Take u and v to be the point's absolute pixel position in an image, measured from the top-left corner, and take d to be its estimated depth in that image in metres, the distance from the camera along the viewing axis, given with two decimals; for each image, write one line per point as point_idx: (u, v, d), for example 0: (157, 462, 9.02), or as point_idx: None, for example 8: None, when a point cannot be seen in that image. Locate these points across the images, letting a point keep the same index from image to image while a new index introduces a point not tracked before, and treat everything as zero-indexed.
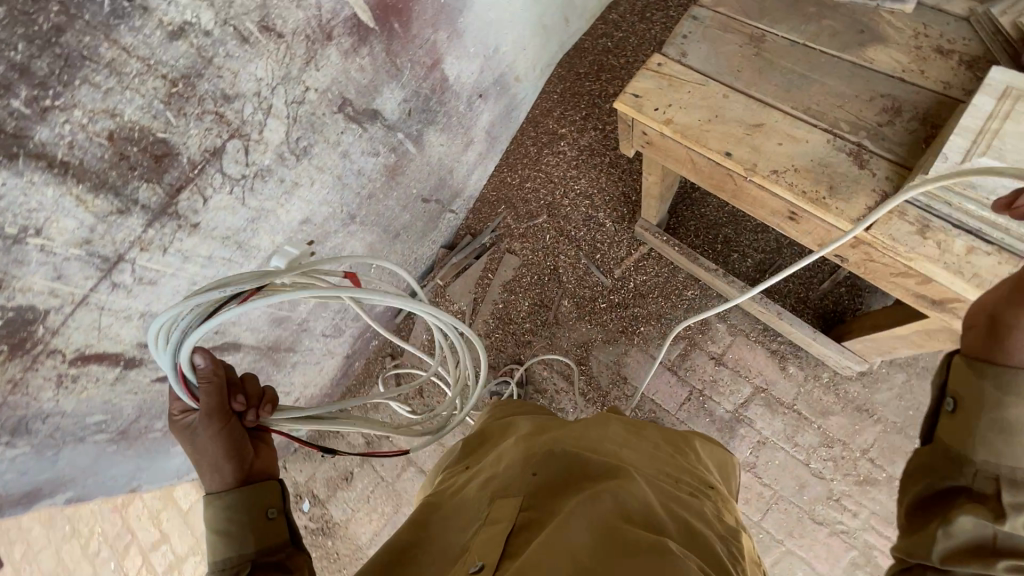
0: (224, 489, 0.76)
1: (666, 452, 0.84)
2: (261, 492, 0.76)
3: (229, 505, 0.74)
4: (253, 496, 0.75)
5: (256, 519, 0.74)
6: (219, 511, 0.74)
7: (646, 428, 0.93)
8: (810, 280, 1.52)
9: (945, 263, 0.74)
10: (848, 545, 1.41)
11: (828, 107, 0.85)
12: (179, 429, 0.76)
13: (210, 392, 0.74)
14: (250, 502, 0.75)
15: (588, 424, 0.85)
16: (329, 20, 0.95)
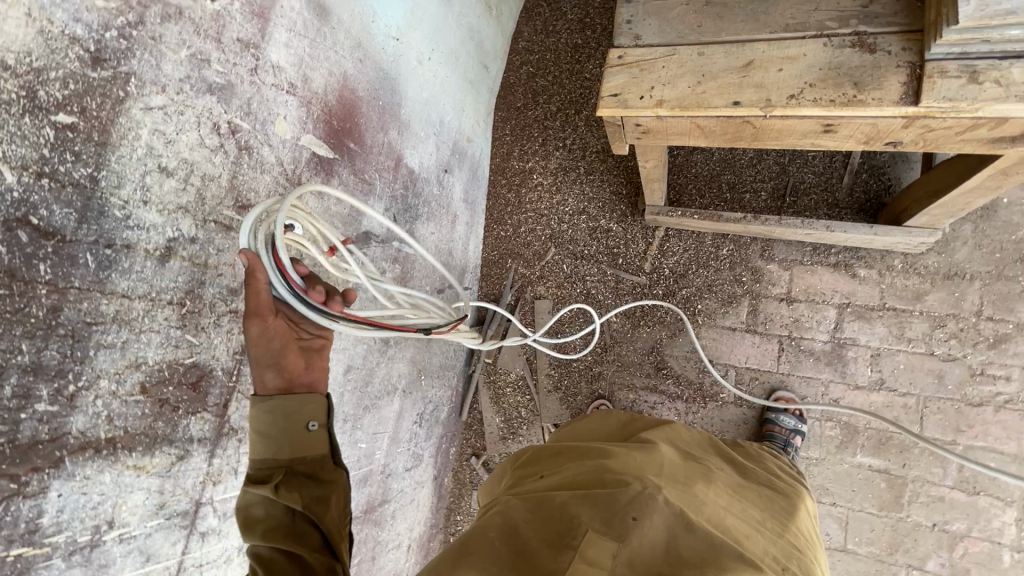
0: (267, 391, 0.69)
1: (778, 537, 0.78)
2: (303, 403, 0.69)
3: (269, 410, 0.68)
4: (292, 408, 0.69)
5: (294, 431, 0.68)
6: (259, 413, 0.67)
7: (754, 494, 0.88)
8: (830, 182, 1.48)
9: (1017, 95, 0.69)
10: (1021, 412, 1.32)
11: (805, 15, 0.82)
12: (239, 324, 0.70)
13: (255, 290, 0.67)
14: (289, 412, 0.68)
15: (699, 482, 0.82)
16: (294, 170, 0.91)
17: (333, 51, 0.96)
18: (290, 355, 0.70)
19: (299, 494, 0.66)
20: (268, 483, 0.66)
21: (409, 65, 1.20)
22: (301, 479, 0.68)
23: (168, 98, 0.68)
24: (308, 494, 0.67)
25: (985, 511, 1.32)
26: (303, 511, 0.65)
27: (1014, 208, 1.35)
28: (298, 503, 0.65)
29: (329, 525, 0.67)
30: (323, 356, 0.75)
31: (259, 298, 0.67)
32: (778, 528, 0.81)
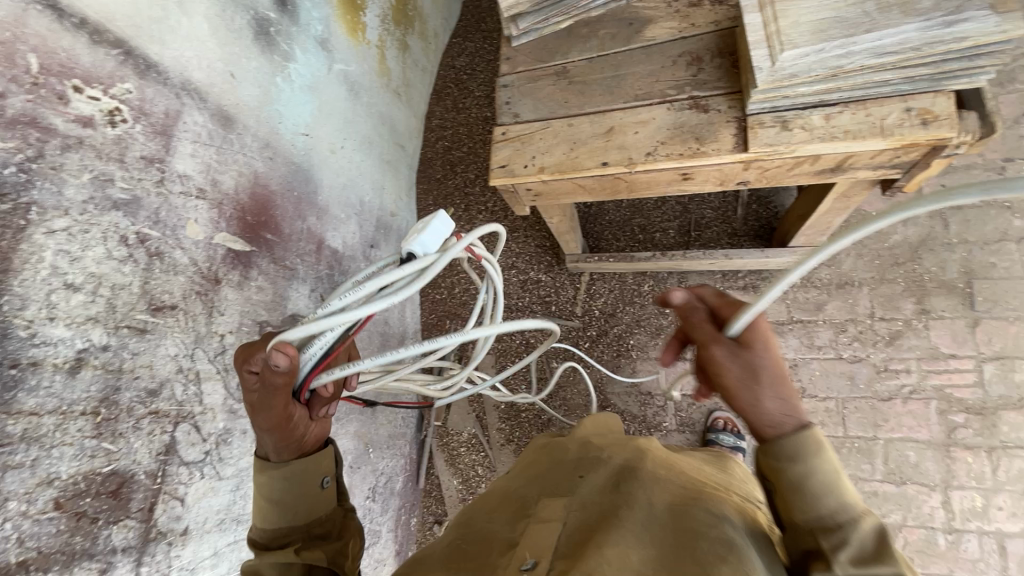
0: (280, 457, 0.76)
1: (720, 475, 0.83)
2: (318, 460, 0.78)
3: (286, 476, 0.75)
4: (308, 469, 0.77)
5: (312, 489, 0.77)
6: (278, 481, 0.75)
7: (696, 456, 0.95)
8: (726, 214, 1.63)
9: (819, 136, 0.83)
10: (926, 400, 1.43)
11: (649, 86, 0.96)
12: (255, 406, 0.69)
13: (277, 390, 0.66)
14: (304, 477, 0.76)
15: (644, 442, 0.86)
16: (210, 267, 0.96)
17: (241, 153, 1.04)
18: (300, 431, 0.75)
19: (320, 550, 0.73)
20: (289, 546, 0.72)
21: (322, 156, 1.30)
22: (317, 538, 0.74)
23: (72, 219, 0.73)
24: (328, 549, 0.74)
25: (914, 499, 1.39)
26: (328, 564, 0.72)
27: (881, 219, 1.53)
28: (322, 559, 0.72)
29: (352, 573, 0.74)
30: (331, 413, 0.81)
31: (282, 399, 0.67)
32: (721, 474, 0.85)
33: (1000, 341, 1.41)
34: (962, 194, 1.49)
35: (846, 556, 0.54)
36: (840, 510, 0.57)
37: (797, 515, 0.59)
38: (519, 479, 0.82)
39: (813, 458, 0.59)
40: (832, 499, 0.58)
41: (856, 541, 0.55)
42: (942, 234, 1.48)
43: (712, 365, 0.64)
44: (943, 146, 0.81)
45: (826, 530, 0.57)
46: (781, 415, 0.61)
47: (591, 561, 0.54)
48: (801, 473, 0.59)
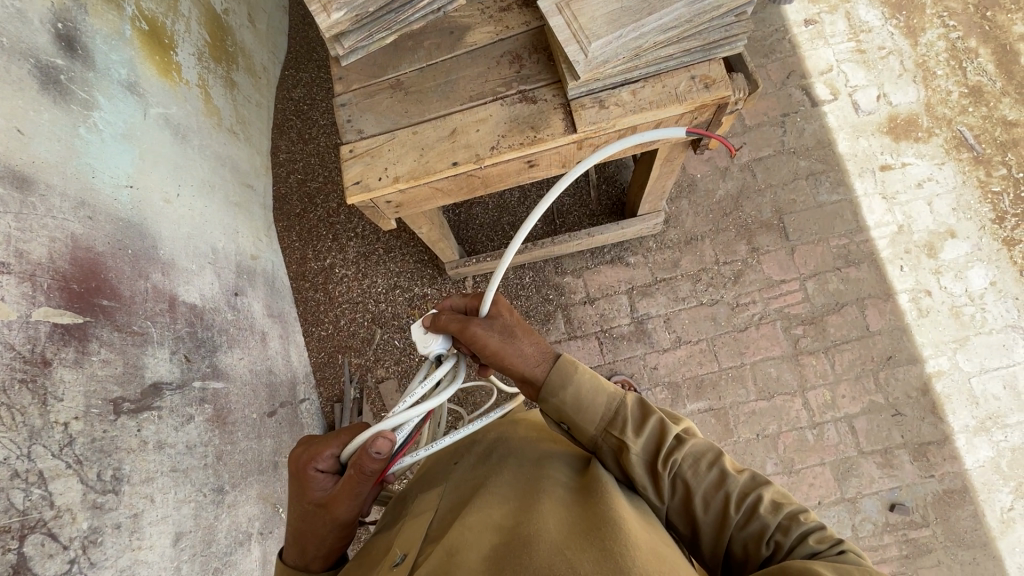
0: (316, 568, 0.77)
1: None
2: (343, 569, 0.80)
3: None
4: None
5: None
6: None
7: None
8: (583, 197, 1.77)
9: (632, 110, 0.95)
10: (773, 322, 1.68)
11: (481, 86, 1.03)
12: (331, 507, 0.72)
13: (362, 481, 0.71)
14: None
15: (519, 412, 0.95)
16: (34, 349, 0.83)
17: (49, 216, 0.92)
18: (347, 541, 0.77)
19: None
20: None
21: (156, 207, 1.19)
22: None
23: None
24: None
25: (783, 407, 1.62)
26: None
27: (706, 179, 1.77)
28: None
29: None
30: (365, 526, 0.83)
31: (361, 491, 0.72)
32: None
33: (813, 261, 1.70)
34: (759, 148, 1.78)
35: (632, 430, 0.71)
36: (613, 400, 0.73)
37: (588, 428, 0.73)
38: (412, 487, 0.86)
39: (575, 373, 0.76)
40: (605, 394, 0.74)
41: (631, 415, 0.72)
42: (753, 183, 1.76)
43: (476, 342, 0.78)
44: (725, 103, 0.97)
45: (610, 422, 0.72)
46: (541, 354, 0.79)
47: (450, 537, 0.59)
48: (574, 394, 0.74)
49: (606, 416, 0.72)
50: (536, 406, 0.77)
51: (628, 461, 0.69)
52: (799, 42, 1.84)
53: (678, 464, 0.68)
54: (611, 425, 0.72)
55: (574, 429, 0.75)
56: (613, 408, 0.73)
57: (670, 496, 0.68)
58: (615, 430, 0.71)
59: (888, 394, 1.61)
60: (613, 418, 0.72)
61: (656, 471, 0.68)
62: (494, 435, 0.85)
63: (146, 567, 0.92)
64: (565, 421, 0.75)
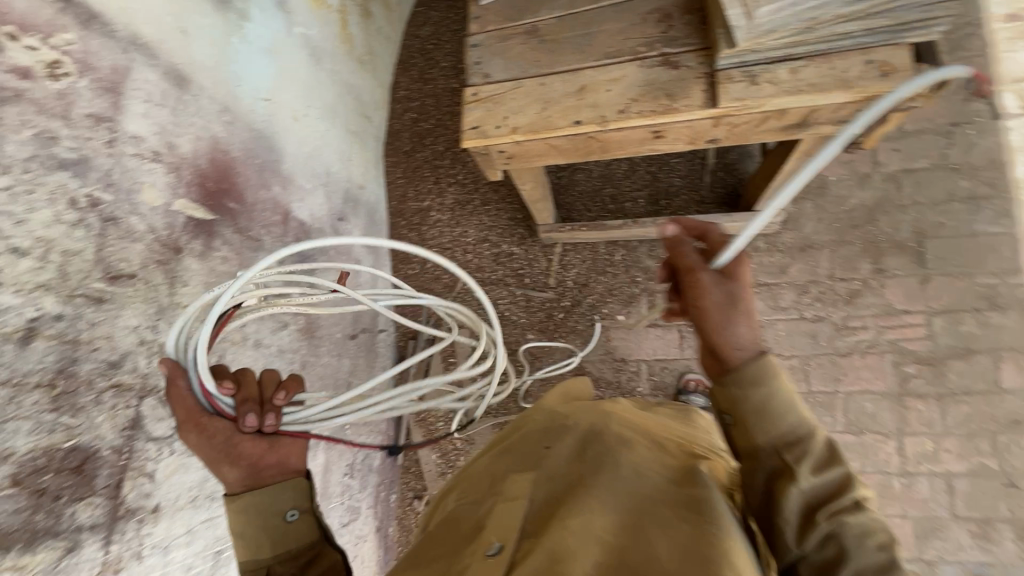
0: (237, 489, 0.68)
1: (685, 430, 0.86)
2: (282, 491, 0.68)
3: (245, 506, 0.67)
4: (265, 500, 0.67)
5: (276, 521, 0.67)
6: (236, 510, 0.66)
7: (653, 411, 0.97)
8: (694, 181, 1.66)
9: (786, 90, 0.85)
10: (882, 354, 1.51)
11: (620, 43, 0.96)
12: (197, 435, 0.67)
13: (178, 398, 0.68)
14: (264, 508, 0.67)
15: (608, 406, 0.86)
16: (169, 234, 0.91)
17: (197, 116, 0.99)
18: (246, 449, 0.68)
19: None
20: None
21: (285, 123, 1.25)
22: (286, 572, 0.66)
23: (14, 178, 0.68)
24: None
25: (872, 447, 1.48)
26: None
27: (840, 183, 1.58)
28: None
29: None
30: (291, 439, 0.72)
31: (184, 408, 0.68)
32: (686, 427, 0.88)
33: (949, 296, 1.49)
34: (913, 158, 1.56)
35: (808, 464, 0.63)
36: (800, 427, 0.66)
37: (759, 436, 0.67)
38: (488, 455, 0.81)
39: (773, 381, 0.67)
40: (793, 419, 0.66)
41: (815, 450, 0.64)
42: (896, 197, 1.55)
43: (689, 285, 0.71)
44: (901, 98, 0.84)
45: (788, 445, 0.65)
46: (748, 343, 0.69)
47: (555, 540, 0.55)
48: (761, 398, 0.67)
49: (784, 435, 0.65)
50: (712, 385, 0.71)
51: (787, 490, 0.62)
52: (995, 41, 1.56)
53: (842, 522, 0.60)
54: (787, 447, 0.65)
55: (738, 433, 0.69)
56: (795, 433, 0.65)
57: (813, 549, 0.61)
58: (789, 455, 0.64)
59: (1004, 461, 1.42)
60: (792, 442, 0.65)
61: (811, 520, 0.61)
62: (587, 422, 0.77)
63: None
64: (734, 418, 0.69)
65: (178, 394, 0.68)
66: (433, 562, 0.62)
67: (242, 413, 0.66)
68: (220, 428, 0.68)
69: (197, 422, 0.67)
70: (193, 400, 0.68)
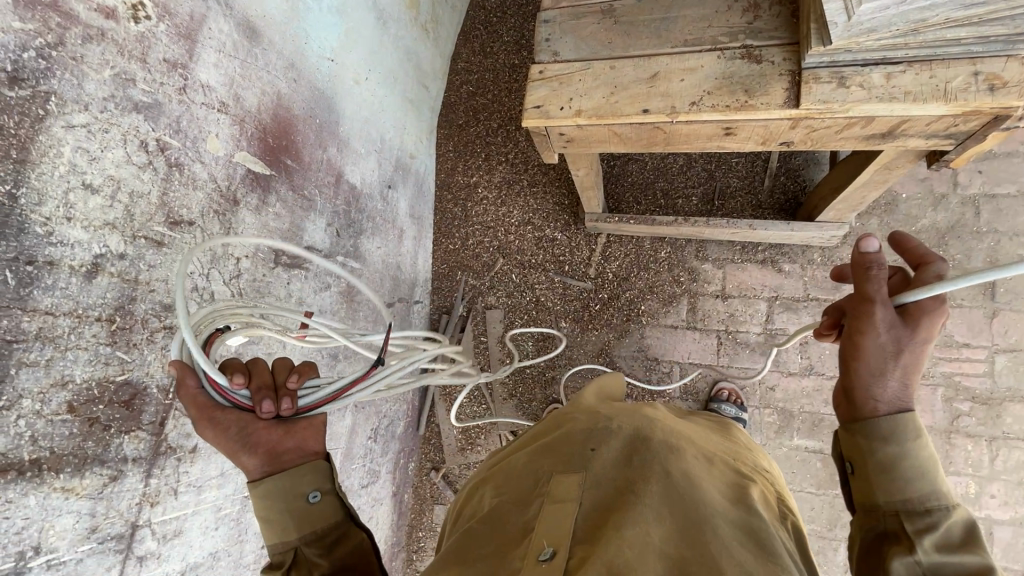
0: (256, 475, 0.65)
1: (728, 444, 0.85)
2: (304, 474, 0.67)
3: (268, 490, 0.65)
4: (288, 484, 0.66)
5: (299, 507, 0.66)
6: (258, 496, 0.64)
7: (689, 419, 0.96)
8: (753, 184, 1.59)
9: (878, 96, 0.79)
10: (933, 387, 1.43)
11: (700, 31, 0.91)
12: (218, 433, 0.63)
13: (189, 395, 0.64)
14: (288, 492, 0.65)
15: (646, 408, 0.86)
16: (229, 186, 0.93)
17: (265, 71, 1.00)
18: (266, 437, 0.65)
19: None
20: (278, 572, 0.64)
21: (346, 85, 1.25)
22: (312, 558, 0.65)
23: (92, 116, 0.70)
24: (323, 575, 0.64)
25: None
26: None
27: (912, 202, 1.49)
28: None
29: None
30: (308, 424, 0.70)
31: (196, 404, 0.64)
32: (727, 442, 0.86)
33: (1016, 334, 1.40)
34: (998, 182, 1.44)
35: (932, 538, 0.56)
36: (937, 496, 0.59)
37: (879, 493, 0.62)
38: (525, 450, 0.80)
39: (912, 441, 0.62)
40: (932, 486, 0.60)
41: (946, 530, 0.57)
42: (972, 222, 1.45)
43: (859, 322, 0.63)
44: (1007, 116, 0.77)
45: (912, 513, 0.59)
46: (893, 400, 0.64)
47: (613, 551, 0.54)
48: (893, 457, 0.62)
49: (909, 500, 0.60)
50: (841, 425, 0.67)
51: (902, 550, 0.57)
52: None
53: None
54: (911, 515, 0.59)
55: (860, 486, 0.64)
56: (926, 504, 0.59)
57: None
58: (911, 523, 0.58)
59: None
60: (918, 511, 0.59)
61: None
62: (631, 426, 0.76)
63: None
64: (856, 468, 0.65)
65: (190, 388, 0.64)
66: (478, 559, 0.61)
67: (259, 399, 0.65)
68: (233, 421, 0.64)
69: (210, 415, 0.64)
70: (204, 395, 0.65)
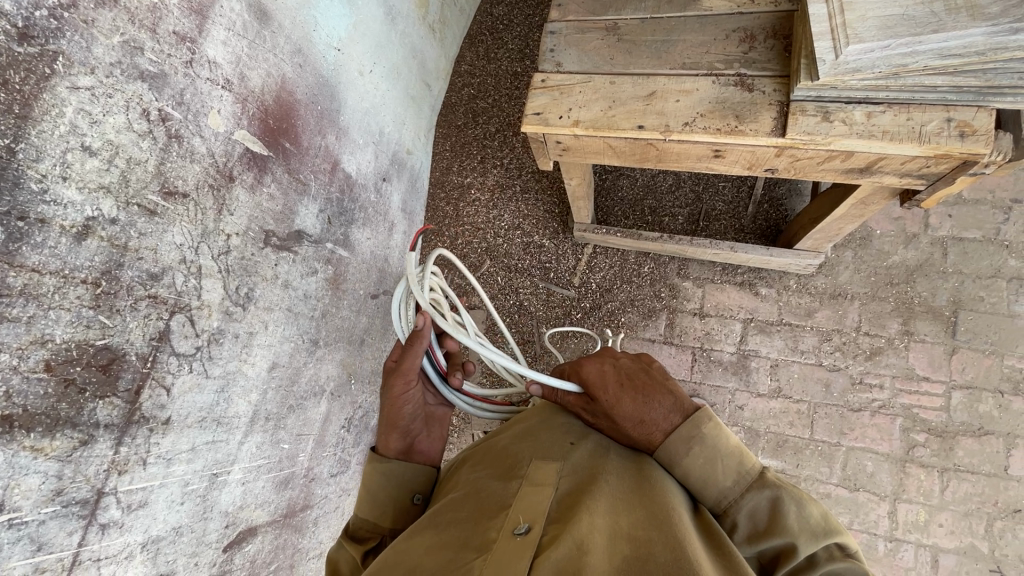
0: (387, 454, 0.84)
1: None
2: (418, 475, 0.83)
3: (386, 476, 0.81)
4: (404, 478, 0.81)
5: (405, 500, 0.81)
6: (377, 477, 0.80)
7: None
8: (736, 209, 1.64)
9: (858, 133, 0.84)
10: (892, 416, 1.49)
11: (699, 56, 0.95)
12: (406, 393, 0.83)
13: (417, 351, 0.82)
14: (402, 482, 0.81)
15: None
16: (226, 162, 0.93)
17: (272, 53, 1.01)
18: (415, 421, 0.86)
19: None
20: (365, 545, 0.76)
21: (350, 75, 1.27)
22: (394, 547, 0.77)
23: (97, 80, 0.71)
24: None
25: (864, 505, 1.46)
26: None
27: (885, 239, 1.56)
28: None
29: None
30: (439, 426, 0.91)
31: (414, 364, 0.82)
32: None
33: (972, 372, 1.47)
34: (966, 227, 1.52)
35: (741, 534, 0.66)
36: (727, 495, 0.67)
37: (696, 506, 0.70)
38: (505, 432, 0.82)
39: (682, 458, 0.70)
40: (718, 487, 0.67)
41: (751, 512, 0.66)
42: (940, 262, 1.52)
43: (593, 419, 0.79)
44: (974, 162, 0.82)
45: (722, 515, 0.68)
46: (644, 433, 0.73)
47: (583, 529, 0.56)
48: (684, 477, 0.69)
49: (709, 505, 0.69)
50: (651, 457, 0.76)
51: None
52: None
53: None
54: (719, 514, 0.68)
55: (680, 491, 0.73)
56: (725, 500, 0.67)
57: None
58: (724, 522, 0.67)
59: (994, 546, 1.40)
60: (720, 510, 0.68)
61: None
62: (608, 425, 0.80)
63: (244, 379, 1.05)
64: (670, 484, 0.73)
65: (416, 352, 0.82)
66: (450, 529, 0.63)
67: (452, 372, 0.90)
68: (415, 396, 0.84)
69: (409, 382, 0.82)
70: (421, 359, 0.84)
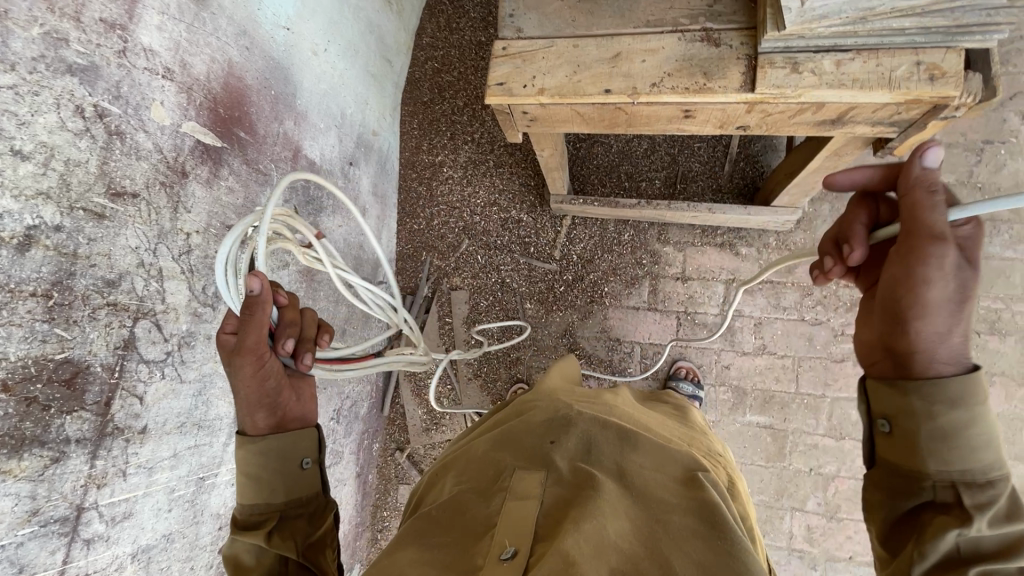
0: (258, 433, 0.80)
1: (684, 430, 0.89)
2: (299, 441, 0.81)
3: (265, 452, 0.78)
4: (287, 448, 0.80)
5: (293, 469, 0.80)
6: (256, 455, 0.78)
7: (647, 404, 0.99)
8: (713, 169, 1.62)
9: (828, 83, 0.82)
10: None
11: (662, 12, 0.92)
12: (257, 370, 0.75)
13: (259, 322, 0.72)
14: (287, 453, 0.80)
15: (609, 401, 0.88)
16: (176, 158, 0.89)
17: (214, 37, 0.95)
18: (279, 397, 0.80)
19: (292, 540, 0.75)
20: (263, 529, 0.75)
21: (303, 56, 1.21)
22: (293, 521, 0.78)
23: (20, 78, 0.65)
24: (300, 538, 0.77)
25: (850, 452, 1.50)
26: (297, 555, 0.75)
27: None
28: (293, 551, 0.74)
29: (322, 564, 0.77)
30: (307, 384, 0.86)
31: (260, 335, 0.72)
32: (685, 428, 0.91)
33: None
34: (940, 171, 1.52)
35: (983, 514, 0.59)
36: (987, 474, 0.61)
37: (929, 460, 0.63)
38: (489, 439, 0.81)
39: (976, 409, 0.62)
40: (980, 462, 0.61)
41: (998, 504, 0.59)
42: None
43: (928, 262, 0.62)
44: (944, 105, 0.81)
45: (966, 484, 0.61)
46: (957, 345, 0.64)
47: (572, 543, 0.55)
48: (952, 425, 0.62)
49: (960, 465, 0.62)
50: (888, 384, 0.68)
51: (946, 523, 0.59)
52: None
53: None
54: (970, 488, 0.60)
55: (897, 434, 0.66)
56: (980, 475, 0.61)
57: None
58: (969, 497, 0.60)
59: None
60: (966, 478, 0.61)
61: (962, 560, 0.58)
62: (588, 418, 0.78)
63: (222, 380, 1.02)
64: (896, 424, 0.67)
65: (258, 323, 0.72)
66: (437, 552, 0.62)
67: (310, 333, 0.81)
68: (274, 368, 0.77)
69: (262, 356, 0.74)
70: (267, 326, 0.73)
